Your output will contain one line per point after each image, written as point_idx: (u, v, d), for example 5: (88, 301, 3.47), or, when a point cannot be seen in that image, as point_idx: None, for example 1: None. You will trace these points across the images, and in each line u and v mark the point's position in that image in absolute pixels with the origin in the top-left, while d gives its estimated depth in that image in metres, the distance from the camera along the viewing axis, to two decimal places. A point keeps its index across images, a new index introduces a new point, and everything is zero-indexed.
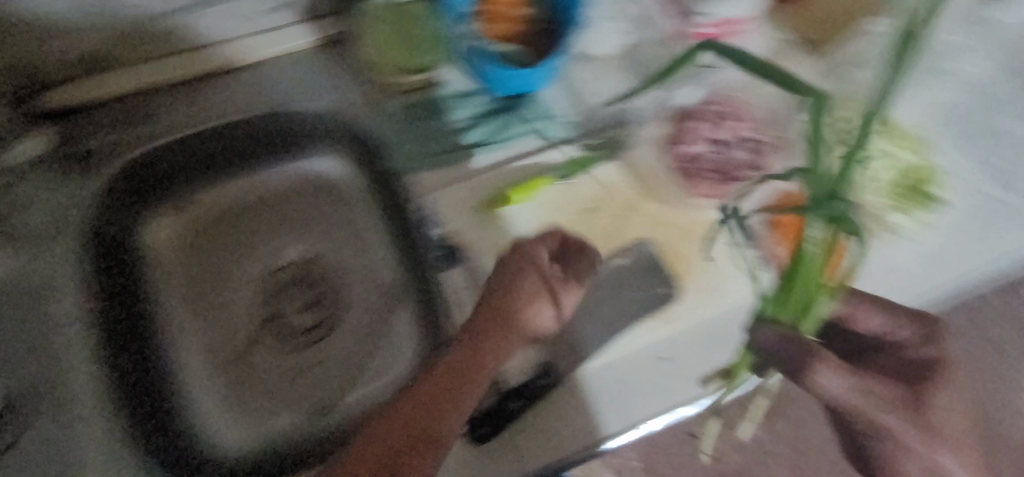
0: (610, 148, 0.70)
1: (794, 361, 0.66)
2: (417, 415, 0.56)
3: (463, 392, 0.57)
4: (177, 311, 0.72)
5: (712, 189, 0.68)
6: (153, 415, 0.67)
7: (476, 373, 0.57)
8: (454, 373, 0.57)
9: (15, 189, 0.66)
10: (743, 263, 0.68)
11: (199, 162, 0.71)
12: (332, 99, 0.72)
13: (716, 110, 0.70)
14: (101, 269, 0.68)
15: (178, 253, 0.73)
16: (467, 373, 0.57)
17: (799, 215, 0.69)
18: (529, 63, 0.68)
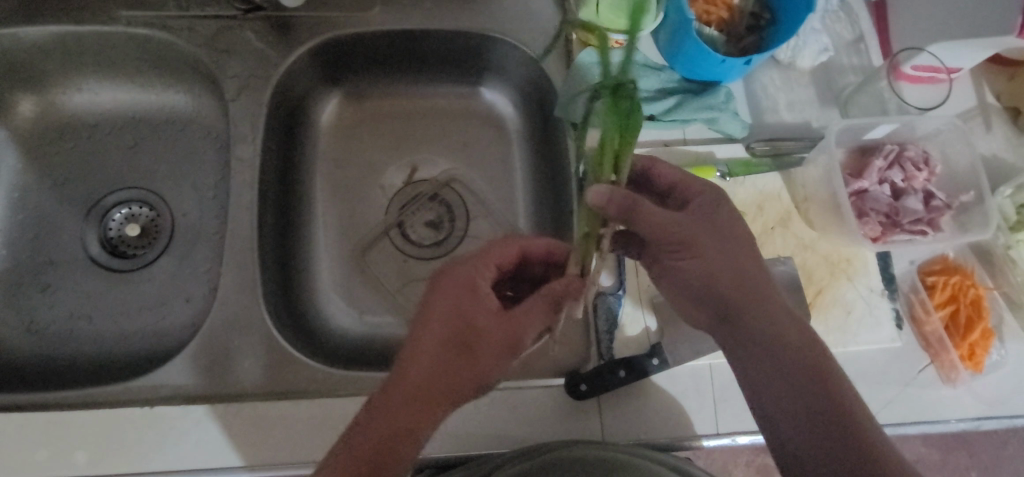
0: (778, 160, 0.68)
1: (909, 426, 0.62)
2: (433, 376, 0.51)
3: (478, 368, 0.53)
4: (325, 189, 0.74)
5: (879, 230, 0.65)
6: (284, 279, 0.68)
7: (482, 347, 0.53)
8: (478, 339, 0.53)
9: (227, 34, 0.69)
10: (882, 312, 0.65)
11: (390, 58, 0.74)
12: (534, 34, 0.71)
13: (910, 157, 0.67)
14: (279, 129, 0.70)
15: (342, 138, 0.76)
16: (504, 347, 0.54)
17: (955, 284, 0.67)
18: (730, 53, 0.67)
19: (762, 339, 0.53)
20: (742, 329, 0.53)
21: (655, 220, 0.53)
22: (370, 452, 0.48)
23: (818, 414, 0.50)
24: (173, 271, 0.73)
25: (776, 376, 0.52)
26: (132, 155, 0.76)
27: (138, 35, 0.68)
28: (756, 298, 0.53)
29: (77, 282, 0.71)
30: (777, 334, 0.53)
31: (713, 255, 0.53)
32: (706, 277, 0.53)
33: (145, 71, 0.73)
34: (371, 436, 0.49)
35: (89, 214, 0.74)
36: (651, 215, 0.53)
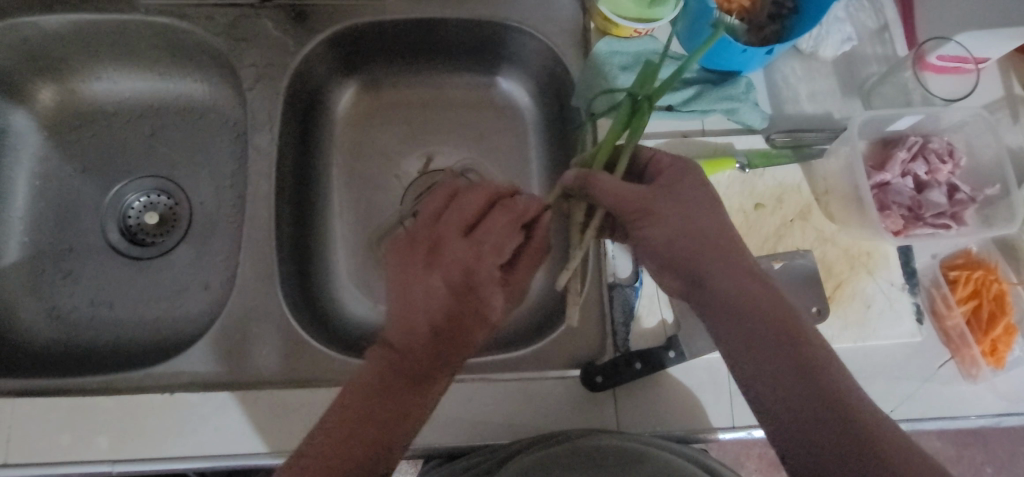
0: (799, 151, 0.68)
1: (928, 422, 0.62)
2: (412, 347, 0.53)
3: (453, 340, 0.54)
4: (341, 179, 0.74)
5: (901, 224, 0.64)
6: (302, 269, 0.69)
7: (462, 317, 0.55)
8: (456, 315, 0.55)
9: (245, 22, 0.69)
10: (902, 307, 0.64)
11: (406, 48, 0.74)
12: (551, 23, 0.70)
13: (934, 149, 0.65)
14: (296, 120, 0.70)
15: (358, 127, 0.76)
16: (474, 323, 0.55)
17: (978, 279, 0.65)
18: (753, 43, 0.66)
19: (733, 304, 0.51)
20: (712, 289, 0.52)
21: (614, 189, 0.56)
22: (371, 422, 0.49)
23: (795, 371, 0.47)
24: (191, 259, 0.73)
25: (745, 336, 0.50)
26: (150, 143, 0.76)
27: (156, 24, 0.68)
28: (722, 258, 0.52)
29: (98, 269, 0.72)
30: (747, 294, 0.51)
31: (676, 217, 0.53)
32: (672, 245, 0.53)
33: (163, 60, 0.73)
34: (359, 403, 0.50)
35: (109, 202, 0.75)
36: (611, 188, 0.56)
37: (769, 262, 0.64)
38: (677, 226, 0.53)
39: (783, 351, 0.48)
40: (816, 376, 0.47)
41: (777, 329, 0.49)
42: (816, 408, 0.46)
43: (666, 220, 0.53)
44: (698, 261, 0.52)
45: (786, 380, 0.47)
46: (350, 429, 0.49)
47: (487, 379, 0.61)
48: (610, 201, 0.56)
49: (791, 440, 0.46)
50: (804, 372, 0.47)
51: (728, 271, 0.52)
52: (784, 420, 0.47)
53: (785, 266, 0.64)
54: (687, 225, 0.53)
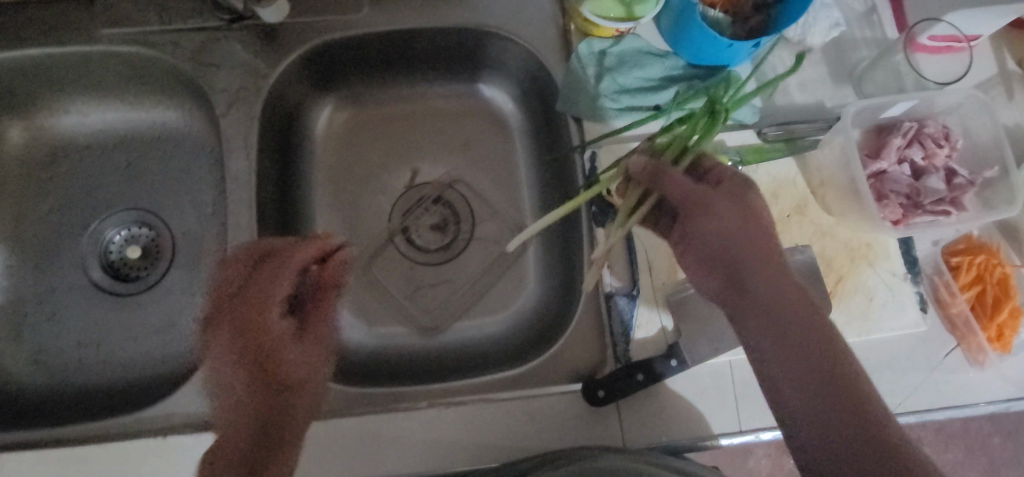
0: (793, 144, 0.66)
1: (936, 412, 0.61)
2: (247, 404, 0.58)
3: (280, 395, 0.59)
4: (325, 199, 0.72)
5: (900, 213, 0.62)
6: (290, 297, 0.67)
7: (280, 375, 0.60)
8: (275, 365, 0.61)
9: (213, 46, 0.66)
10: (906, 298, 0.63)
11: (382, 60, 0.71)
12: (531, 27, 0.68)
13: (930, 133, 0.64)
14: (274, 144, 0.68)
15: (339, 145, 0.74)
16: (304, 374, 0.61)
17: (982, 264, 0.64)
18: (738, 36, 0.65)
19: (772, 307, 0.49)
20: (752, 289, 0.51)
21: (677, 183, 0.55)
22: (245, 436, 0.55)
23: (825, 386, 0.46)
24: (178, 290, 0.72)
25: (778, 339, 0.48)
26: (127, 174, 0.74)
27: (121, 54, 0.65)
28: (762, 259, 0.51)
29: (82, 309, 0.70)
30: (792, 301, 0.49)
31: (728, 215, 0.53)
32: (724, 240, 0.52)
33: (133, 90, 0.71)
34: (244, 434, 0.55)
35: (89, 238, 0.72)
36: (673, 184, 0.55)
37: None
38: (734, 222, 0.52)
39: (813, 359, 0.47)
40: (842, 387, 0.46)
41: (811, 336, 0.48)
42: (842, 419, 0.45)
43: (721, 216, 0.53)
44: (743, 260, 0.52)
45: (820, 400, 0.46)
46: (235, 441, 0.55)
47: (487, 398, 0.60)
48: (672, 194, 0.55)
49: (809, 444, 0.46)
50: (830, 382, 0.46)
51: (767, 272, 0.51)
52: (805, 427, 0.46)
53: (785, 263, 0.62)
54: (741, 223, 0.52)
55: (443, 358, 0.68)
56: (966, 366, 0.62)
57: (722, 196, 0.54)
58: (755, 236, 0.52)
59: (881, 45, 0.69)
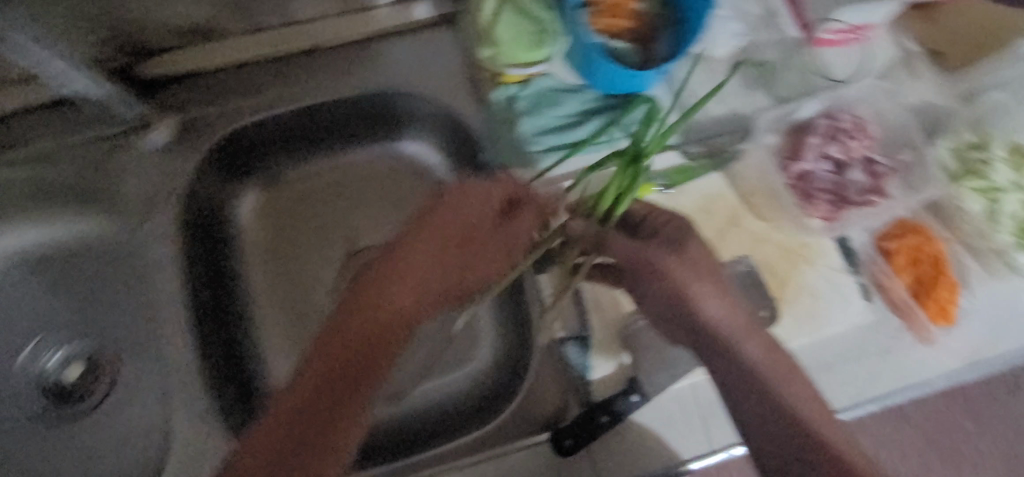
0: (716, 159, 0.66)
1: (895, 394, 0.64)
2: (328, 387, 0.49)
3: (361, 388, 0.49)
4: (264, 285, 0.70)
5: (827, 210, 0.64)
6: (245, 394, 0.66)
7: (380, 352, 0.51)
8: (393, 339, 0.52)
9: (119, 154, 0.65)
10: (849, 291, 0.64)
11: (295, 136, 0.69)
12: (442, 83, 0.67)
13: (844, 127, 0.65)
14: (198, 243, 0.66)
15: (269, 226, 0.72)
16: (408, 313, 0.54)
17: (913, 245, 0.66)
18: (642, 63, 0.65)
19: (733, 370, 0.51)
20: (711, 344, 0.52)
21: (623, 247, 0.54)
22: (313, 382, 0.48)
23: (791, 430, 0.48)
24: (127, 403, 0.69)
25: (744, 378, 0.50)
26: (54, 294, 0.71)
27: (22, 178, 0.64)
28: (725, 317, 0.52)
29: (31, 442, 0.68)
30: (752, 353, 0.51)
31: (685, 274, 0.53)
32: (680, 298, 0.52)
33: (44, 209, 0.68)
34: (305, 395, 0.48)
35: (21, 367, 0.69)
36: (617, 249, 0.55)
37: None
38: (688, 282, 0.52)
39: (774, 414, 0.49)
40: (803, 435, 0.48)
41: (767, 392, 0.49)
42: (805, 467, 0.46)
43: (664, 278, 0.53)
44: (693, 318, 0.52)
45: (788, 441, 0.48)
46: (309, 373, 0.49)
47: (459, 463, 0.59)
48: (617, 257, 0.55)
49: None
50: (791, 434, 0.48)
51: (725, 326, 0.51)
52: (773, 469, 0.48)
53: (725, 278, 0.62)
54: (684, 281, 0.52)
55: (410, 426, 0.67)
56: (911, 347, 0.65)
57: (675, 259, 0.53)
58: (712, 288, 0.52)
59: (785, 46, 0.71)
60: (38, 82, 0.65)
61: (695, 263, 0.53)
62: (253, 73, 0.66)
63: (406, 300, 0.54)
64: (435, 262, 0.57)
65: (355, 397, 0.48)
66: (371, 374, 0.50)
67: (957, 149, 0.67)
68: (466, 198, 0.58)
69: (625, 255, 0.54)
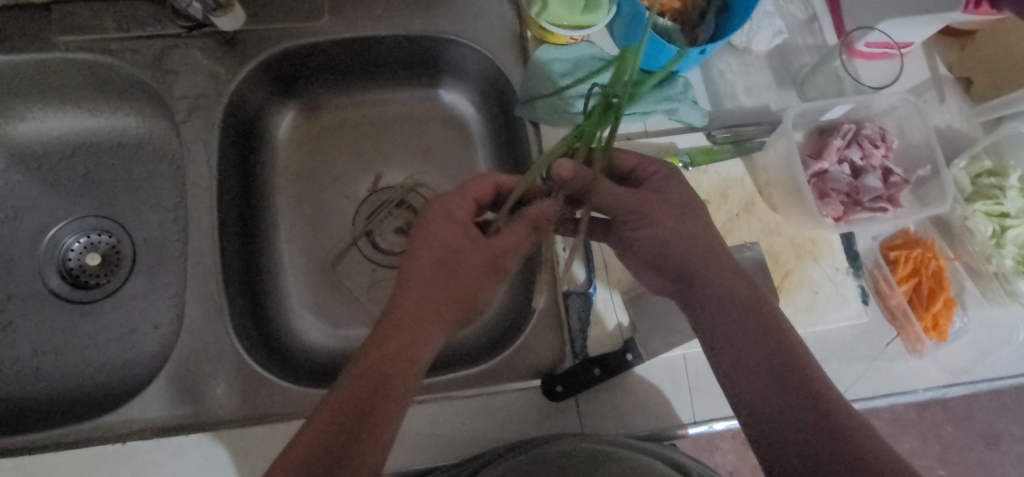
0: (739, 147, 0.69)
1: (879, 399, 0.64)
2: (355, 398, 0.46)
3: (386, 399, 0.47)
4: (288, 204, 0.73)
5: (840, 210, 0.66)
6: (254, 302, 0.67)
7: (397, 366, 0.48)
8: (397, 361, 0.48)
9: (173, 53, 0.67)
10: (848, 291, 0.66)
11: (342, 67, 0.72)
12: (490, 35, 0.70)
13: (867, 134, 0.68)
14: (236, 150, 0.68)
15: (302, 150, 0.75)
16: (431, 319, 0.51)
17: (917, 257, 0.68)
18: (686, 43, 0.68)
19: (716, 317, 0.52)
20: (694, 294, 0.53)
21: (612, 193, 0.56)
22: (348, 395, 0.46)
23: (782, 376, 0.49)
24: (138, 297, 0.71)
25: (729, 328, 0.51)
26: (86, 182, 0.74)
27: (79, 60, 0.65)
28: (707, 263, 0.53)
29: (39, 319, 0.69)
30: (749, 305, 0.51)
31: (667, 221, 0.54)
32: (665, 246, 0.54)
33: (91, 97, 0.71)
34: (346, 401, 0.46)
35: (46, 246, 0.72)
36: (607, 194, 0.56)
37: None
38: (667, 229, 0.54)
39: (761, 354, 0.50)
40: (790, 371, 0.49)
41: (754, 334, 0.50)
42: (792, 397, 0.48)
43: (660, 224, 0.54)
44: (691, 268, 0.53)
45: (766, 385, 0.49)
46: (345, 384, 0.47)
47: (449, 396, 0.60)
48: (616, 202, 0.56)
49: (768, 417, 0.48)
50: (777, 368, 0.49)
51: (711, 277, 0.52)
52: (760, 403, 0.49)
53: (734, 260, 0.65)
54: (677, 231, 0.54)
55: None
56: (907, 356, 0.66)
57: (662, 205, 0.55)
58: (696, 236, 0.54)
59: (822, 52, 0.73)
60: None
61: (683, 210, 0.55)
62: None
63: (423, 307, 0.51)
64: (439, 277, 0.53)
65: (390, 399, 0.47)
66: (402, 373, 0.48)
67: (974, 173, 0.70)
68: (450, 215, 0.56)
69: (614, 200, 0.56)
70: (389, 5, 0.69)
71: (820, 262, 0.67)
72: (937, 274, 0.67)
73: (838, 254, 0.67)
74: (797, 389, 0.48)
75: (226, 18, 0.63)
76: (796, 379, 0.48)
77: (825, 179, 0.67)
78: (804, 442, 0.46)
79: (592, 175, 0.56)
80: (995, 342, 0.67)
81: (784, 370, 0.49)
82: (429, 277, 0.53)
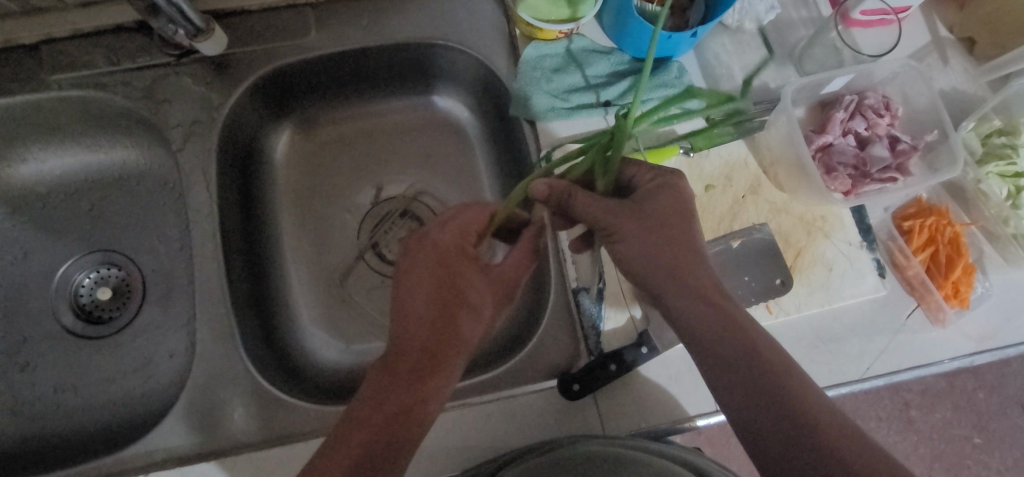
0: (741, 127, 0.68)
1: (903, 372, 0.63)
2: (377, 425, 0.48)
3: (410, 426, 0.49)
4: (291, 222, 0.73)
5: (848, 184, 0.64)
6: (264, 324, 0.67)
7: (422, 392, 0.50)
8: (413, 390, 0.50)
9: (164, 83, 0.67)
10: (863, 265, 0.65)
11: (334, 82, 0.72)
12: (479, 37, 0.69)
13: (870, 104, 0.66)
14: (234, 172, 0.68)
15: (301, 168, 0.75)
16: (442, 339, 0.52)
17: (931, 226, 0.66)
18: (678, 27, 0.67)
19: (703, 331, 0.50)
20: (673, 310, 0.51)
21: (586, 206, 0.54)
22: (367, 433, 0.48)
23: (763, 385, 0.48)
24: (152, 327, 0.72)
25: (709, 346, 0.50)
26: (91, 218, 0.74)
27: (73, 98, 0.65)
28: (681, 281, 0.51)
29: (55, 358, 0.70)
30: (727, 321, 0.50)
31: (644, 233, 0.52)
32: (646, 258, 0.52)
33: (88, 133, 0.71)
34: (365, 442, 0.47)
35: (56, 285, 0.72)
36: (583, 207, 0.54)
37: (726, 241, 0.64)
38: (643, 245, 0.52)
39: (747, 369, 0.49)
40: (777, 384, 0.48)
41: (739, 348, 0.49)
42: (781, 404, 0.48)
43: (637, 239, 0.52)
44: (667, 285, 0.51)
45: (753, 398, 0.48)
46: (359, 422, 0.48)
47: (465, 404, 0.60)
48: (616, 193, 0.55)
49: (760, 431, 0.48)
50: (762, 379, 0.48)
51: (688, 294, 0.51)
52: (749, 418, 0.48)
53: (744, 243, 0.64)
54: (655, 243, 0.52)
55: None
56: (929, 326, 0.64)
57: (638, 215, 0.53)
58: (674, 250, 0.52)
59: (817, 24, 0.72)
60: (96, 9, 0.66)
61: (659, 223, 0.53)
62: (297, 13, 0.68)
63: (420, 343, 0.52)
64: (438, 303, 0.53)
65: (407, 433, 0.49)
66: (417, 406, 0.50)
67: (984, 133, 0.69)
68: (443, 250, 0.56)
69: (590, 214, 0.54)
70: (373, 16, 0.69)
71: (832, 238, 0.66)
72: (954, 243, 0.66)
73: (850, 229, 0.66)
74: (783, 400, 0.47)
75: (206, 43, 0.63)
76: (784, 388, 0.48)
77: (830, 153, 0.66)
78: (793, 452, 0.46)
79: (566, 189, 0.56)
80: (1018, 306, 0.65)
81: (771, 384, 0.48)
82: (428, 317, 0.53)
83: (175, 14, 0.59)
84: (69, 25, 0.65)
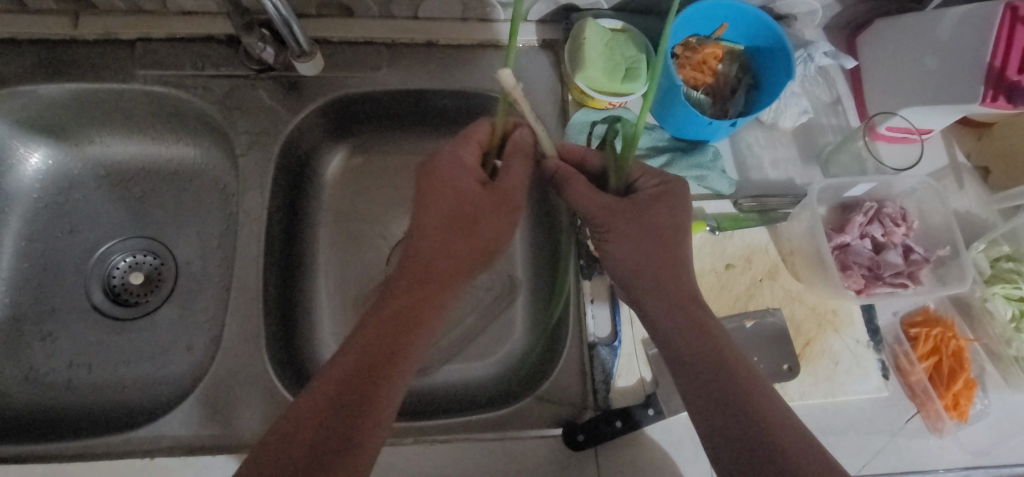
0: (766, 215, 0.72)
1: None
2: (349, 372, 0.51)
3: (377, 384, 0.51)
4: (326, 240, 0.77)
5: (862, 283, 0.67)
6: (287, 331, 0.70)
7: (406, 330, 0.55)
8: (412, 319, 0.56)
9: (240, 92, 0.72)
10: (868, 364, 0.67)
11: (394, 116, 0.78)
12: (533, 98, 0.75)
13: (889, 213, 0.70)
14: (286, 185, 0.73)
15: (348, 191, 0.79)
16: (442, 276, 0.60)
17: (937, 336, 0.69)
18: (718, 115, 0.72)
19: (728, 405, 0.52)
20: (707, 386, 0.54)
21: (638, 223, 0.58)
22: (341, 375, 0.51)
23: (758, 459, 0.49)
24: (176, 317, 0.74)
25: (711, 401, 0.52)
26: (140, 205, 0.77)
27: (155, 92, 0.70)
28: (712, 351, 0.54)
29: (77, 330, 0.72)
30: (765, 401, 0.52)
31: (635, 238, 0.58)
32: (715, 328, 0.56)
33: (158, 125, 0.75)
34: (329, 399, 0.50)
35: (93, 263, 0.75)
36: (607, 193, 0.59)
37: (740, 320, 0.67)
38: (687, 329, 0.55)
39: (746, 438, 0.50)
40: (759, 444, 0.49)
41: (750, 416, 0.51)
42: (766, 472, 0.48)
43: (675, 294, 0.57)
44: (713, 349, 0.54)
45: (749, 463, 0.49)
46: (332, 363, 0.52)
47: (470, 438, 0.61)
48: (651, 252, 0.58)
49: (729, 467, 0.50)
50: (766, 442, 0.49)
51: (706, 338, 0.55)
52: (710, 430, 0.52)
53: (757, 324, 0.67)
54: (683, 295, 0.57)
55: (430, 403, 0.70)
56: (928, 436, 0.66)
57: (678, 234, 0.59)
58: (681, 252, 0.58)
59: (845, 132, 0.77)
60: (196, 19, 0.72)
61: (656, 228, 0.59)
62: (371, 51, 0.74)
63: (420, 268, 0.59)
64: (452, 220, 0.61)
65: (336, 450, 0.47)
66: (378, 374, 0.52)
67: (993, 257, 0.73)
68: (456, 166, 0.62)
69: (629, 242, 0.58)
70: (440, 64, 0.75)
71: (841, 333, 0.68)
72: (957, 356, 0.68)
73: (858, 329, 0.69)
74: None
75: (304, 65, 0.69)
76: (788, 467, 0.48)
77: (847, 252, 0.69)
78: None
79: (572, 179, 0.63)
80: (1017, 427, 0.67)
81: (729, 394, 0.52)
82: (438, 210, 0.61)
83: (287, 34, 0.64)
84: (167, 29, 0.72)
